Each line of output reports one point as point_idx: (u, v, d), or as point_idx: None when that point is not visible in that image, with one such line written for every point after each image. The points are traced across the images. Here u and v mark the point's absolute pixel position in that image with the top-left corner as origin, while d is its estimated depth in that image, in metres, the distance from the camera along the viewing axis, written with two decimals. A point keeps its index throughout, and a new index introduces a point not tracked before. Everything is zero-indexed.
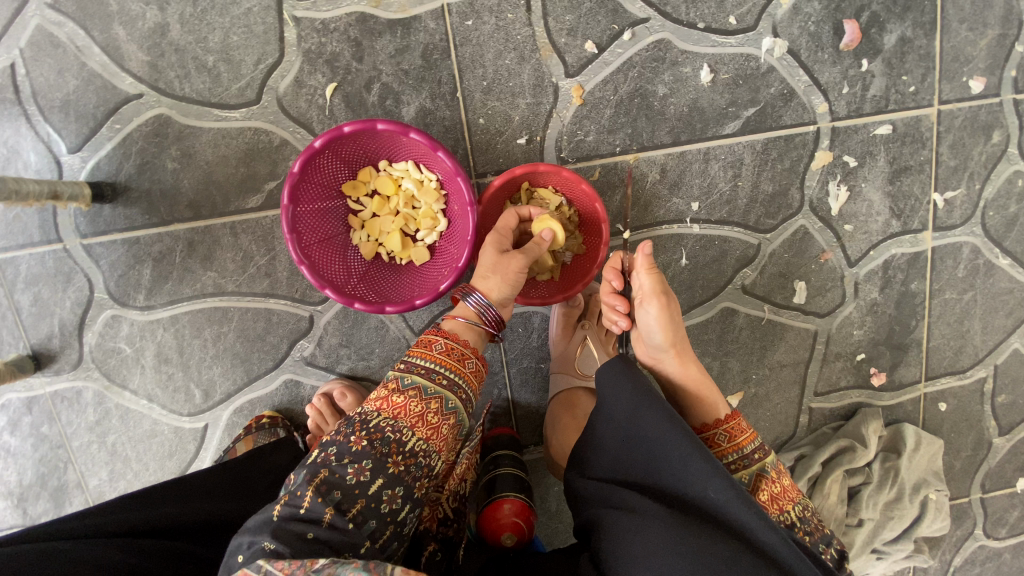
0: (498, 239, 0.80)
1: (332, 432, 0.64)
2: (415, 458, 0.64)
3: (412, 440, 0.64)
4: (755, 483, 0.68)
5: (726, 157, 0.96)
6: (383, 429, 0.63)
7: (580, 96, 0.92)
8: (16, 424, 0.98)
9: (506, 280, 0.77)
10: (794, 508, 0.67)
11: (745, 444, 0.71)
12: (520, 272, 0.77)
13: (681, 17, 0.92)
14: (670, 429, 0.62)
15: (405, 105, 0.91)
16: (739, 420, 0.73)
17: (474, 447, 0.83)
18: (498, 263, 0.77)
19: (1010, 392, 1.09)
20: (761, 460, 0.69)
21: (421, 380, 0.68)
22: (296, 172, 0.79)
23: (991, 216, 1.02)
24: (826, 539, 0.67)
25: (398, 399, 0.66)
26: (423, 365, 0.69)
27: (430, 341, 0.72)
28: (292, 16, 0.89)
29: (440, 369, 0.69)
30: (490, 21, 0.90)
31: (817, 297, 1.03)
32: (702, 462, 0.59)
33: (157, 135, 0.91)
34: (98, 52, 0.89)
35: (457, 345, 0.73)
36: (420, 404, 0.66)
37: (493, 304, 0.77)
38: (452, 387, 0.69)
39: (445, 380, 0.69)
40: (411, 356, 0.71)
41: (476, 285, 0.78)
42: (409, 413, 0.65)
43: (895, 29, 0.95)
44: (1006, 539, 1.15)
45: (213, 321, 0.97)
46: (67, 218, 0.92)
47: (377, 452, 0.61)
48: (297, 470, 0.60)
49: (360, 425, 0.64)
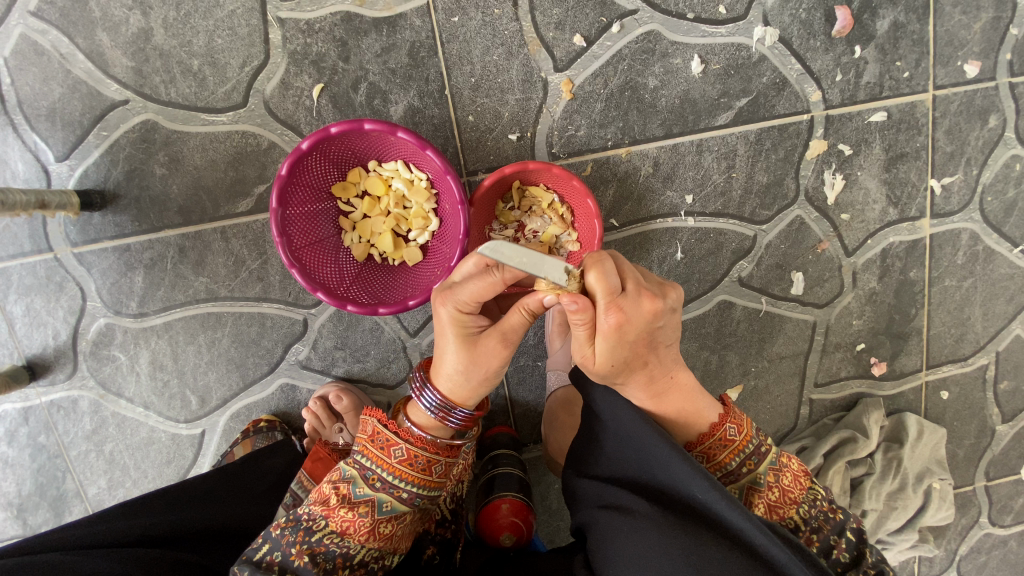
0: (462, 327, 0.61)
1: (277, 530, 0.63)
2: (365, 565, 0.64)
3: (362, 551, 0.63)
4: (749, 498, 0.66)
5: (720, 149, 0.95)
6: (326, 544, 0.62)
7: (569, 90, 0.92)
8: (13, 435, 0.98)
9: (479, 381, 0.62)
10: (798, 510, 0.65)
11: (727, 460, 0.66)
12: (497, 368, 0.62)
13: (670, 8, 0.91)
14: (648, 426, 0.62)
15: (393, 104, 0.90)
16: (721, 434, 0.66)
17: (474, 450, 0.74)
18: (456, 363, 0.62)
19: (1013, 379, 1.08)
20: (750, 473, 0.65)
21: (376, 493, 0.63)
22: (283, 174, 0.78)
23: (989, 201, 1.00)
24: (837, 528, 0.66)
25: (346, 515, 0.62)
26: (377, 474, 0.64)
27: (390, 444, 0.64)
28: (277, 17, 0.88)
29: (399, 484, 0.63)
30: (476, 16, 0.89)
31: (815, 287, 1.02)
32: (684, 463, 0.58)
33: (144, 141, 0.90)
34: (82, 59, 0.88)
35: (423, 451, 0.64)
36: (370, 521, 0.63)
37: (468, 407, 0.64)
38: (413, 500, 0.64)
39: (405, 495, 0.64)
40: (365, 454, 0.65)
41: (439, 386, 0.64)
42: (358, 529, 0.63)
43: (887, 14, 0.94)
44: (1011, 526, 1.14)
45: (207, 326, 0.96)
46: (57, 228, 0.92)
47: (320, 569, 0.61)
48: (239, 567, 0.61)
49: (303, 537, 0.62)
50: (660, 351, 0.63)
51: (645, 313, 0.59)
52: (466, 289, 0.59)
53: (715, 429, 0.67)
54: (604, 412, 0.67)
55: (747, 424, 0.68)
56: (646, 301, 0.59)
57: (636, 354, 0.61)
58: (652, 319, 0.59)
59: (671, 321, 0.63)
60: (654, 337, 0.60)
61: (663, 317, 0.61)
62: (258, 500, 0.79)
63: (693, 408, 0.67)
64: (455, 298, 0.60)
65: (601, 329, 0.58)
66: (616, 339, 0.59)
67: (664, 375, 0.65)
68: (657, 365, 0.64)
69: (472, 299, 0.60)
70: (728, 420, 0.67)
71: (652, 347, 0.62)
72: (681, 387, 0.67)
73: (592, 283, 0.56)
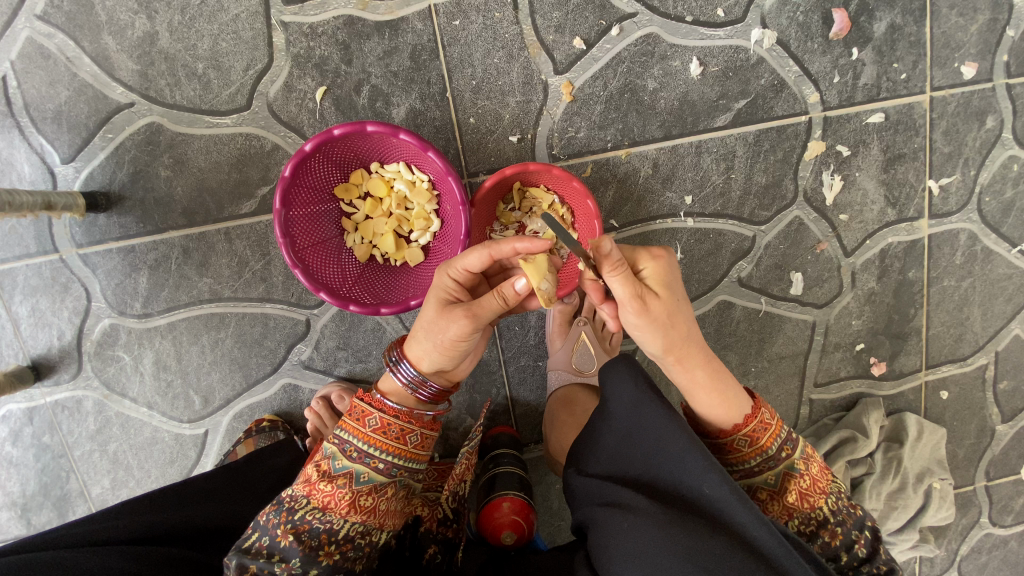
0: (444, 294, 0.65)
1: (264, 515, 0.63)
2: (352, 542, 0.63)
3: (345, 526, 0.63)
4: (784, 484, 0.65)
5: (718, 150, 0.96)
6: (309, 522, 0.62)
7: (569, 93, 0.92)
8: (18, 435, 0.99)
9: (438, 350, 0.64)
10: (827, 501, 0.65)
11: (769, 444, 0.65)
12: (456, 340, 0.62)
13: (669, 11, 0.92)
14: (671, 423, 0.62)
15: (396, 107, 0.91)
16: (761, 417, 0.65)
17: (474, 448, 0.74)
18: (426, 324, 0.65)
19: (1012, 379, 1.09)
20: (788, 458, 0.65)
21: (354, 464, 0.65)
22: (287, 176, 0.79)
23: (987, 202, 1.01)
24: (858, 524, 0.66)
25: (326, 488, 0.63)
26: (353, 445, 0.65)
27: (364, 415, 0.66)
28: (281, 21, 0.89)
29: (374, 453, 0.65)
30: (477, 20, 0.90)
31: (814, 288, 1.02)
32: (698, 457, 0.59)
33: (149, 143, 0.91)
34: (88, 62, 0.90)
35: (396, 420, 0.66)
36: (350, 494, 0.64)
37: (427, 377, 0.66)
38: (390, 470, 0.65)
39: (381, 464, 0.65)
40: (343, 429, 0.67)
41: (408, 350, 0.67)
42: (338, 503, 0.63)
43: (884, 16, 0.95)
44: (1012, 526, 1.14)
45: (210, 326, 0.97)
46: (62, 229, 0.93)
47: (305, 547, 0.61)
48: (228, 556, 0.60)
49: (287, 517, 0.62)
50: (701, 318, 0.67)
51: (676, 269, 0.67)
52: (460, 258, 0.64)
53: (755, 413, 0.65)
54: (612, 408, 0.67)
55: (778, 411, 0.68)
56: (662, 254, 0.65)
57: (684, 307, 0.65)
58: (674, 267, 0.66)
59: None
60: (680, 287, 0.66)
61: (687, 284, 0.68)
62: (262, 499, 0.80)
63: (727, 401, 0.65)
64: (448, 267, 0.65)
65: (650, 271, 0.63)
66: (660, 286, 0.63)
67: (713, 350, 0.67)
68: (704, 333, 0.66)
69: (462, 267, 0.64)
70: (763, 405, 0.67)
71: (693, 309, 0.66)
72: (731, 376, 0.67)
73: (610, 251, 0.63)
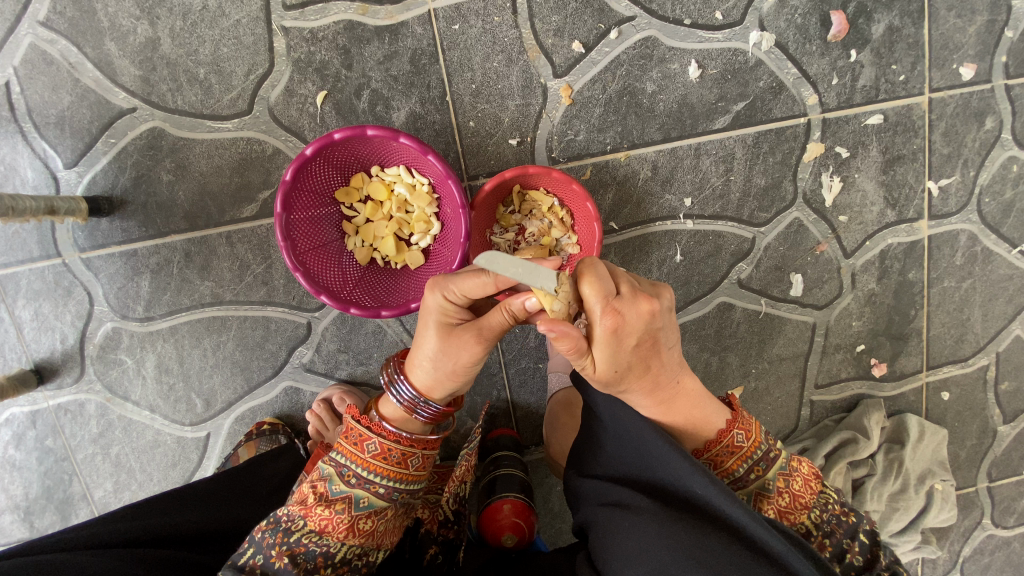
0: (444, 318, 0.63)
1: (260, 531, 0.63)
2: (348, 563, 0.64)
3: (342, 549, 0.64)
4: (758, 504, 0.66)
5: (717, 152, 0.96)
6: (305, 544, 0.62)
7: (569, 96, 0.93)
8: (20, 438, 0.99)
9: (450, 376, 0.64)
10: (810, 515, 0.65)
11: (735, 467, 0.67)
12: (468, 366, 0.63)
13: (667, 14, 0.92)
14: (649, 428, 0.63)
15: (396, 110, 0.92)
16: (728, 440, 0.67)
17: (474, 449, 0.74)
18: (431, 353, 0.63)
19: (1014, 379, 1.08)
20: (758, 479, 0.66)
21: (353, 489, 0.65)
22: (287, 180, 0.79)
23: (986, 202, 1.01)
24: (849, 532, 0.65)
25: (323, 513, 0.63)
26: (352, 470, 0.66)
27: (363, 439, 0.67)
28: (282, 26, 0.90)
29: (376, 479, 0.65)
30: (476, 24, 0.91)
31: (815, 289, 1.02)
32: (681, 460, 0.59)
33: (151, 148, 0.92)
34: (91, 68, 0.90)
35: (397, 445, 0.66)
36: (348, 518, 0.64)
37: (434, 401, 0.66)
38: (389, 495, 0.66)
39: (381, 489, 0.66)
40: (341, 452, 0.67)
41: (411, 376, 0.66)
42: (336, 527, 0.63)
43: (882, 18, 0.95)
44: (1014, 528, 1.14)
45: (212, 330, 0.97)
46: (66, 234, 0.93)
47: (300, 569, 0.61)
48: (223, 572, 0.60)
49: (282, 538, 0.62)
50: (661, 355, 0.61)
51: (642, 316, 0.57)
52: (458, 282, 0.61)
53: (722, 436, 0.67)
54: (604, 412, 0.68)
55: (755, 430, 0.68)
56: (643, 303, 0.57)
57: (638, 359, 0.60)
58: (651, 320, 0.58)
59: (670, 323, 0.61)
60: (653, 341, 0.59)
61: (661, 317, 0.59)
62: (262, 502, 0.80)
63: (700, 415, 0.66)
64: (445, 288, 0.61)
65: (597, 335, 0.57)
66: (613, 343, 0.57)
67: (670, 382, 0.64)
68: (660, 370, 0.62)
69: (459, 291, 0.61)
70: (736, 426, 0.67)
71: (654, 351, 0.60)
72: (688, 393, 0.66)
73: (588, 290, 0.57)
